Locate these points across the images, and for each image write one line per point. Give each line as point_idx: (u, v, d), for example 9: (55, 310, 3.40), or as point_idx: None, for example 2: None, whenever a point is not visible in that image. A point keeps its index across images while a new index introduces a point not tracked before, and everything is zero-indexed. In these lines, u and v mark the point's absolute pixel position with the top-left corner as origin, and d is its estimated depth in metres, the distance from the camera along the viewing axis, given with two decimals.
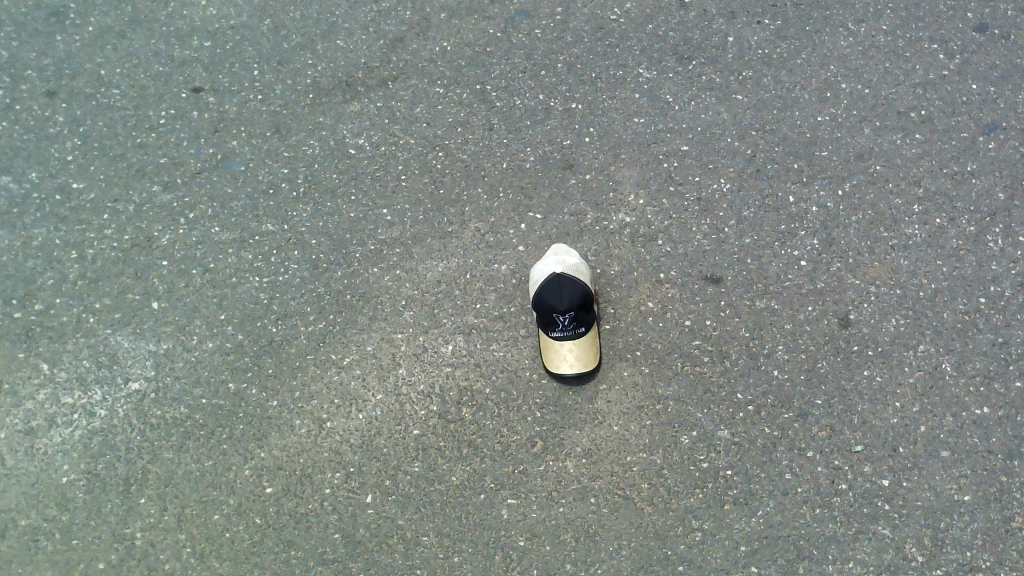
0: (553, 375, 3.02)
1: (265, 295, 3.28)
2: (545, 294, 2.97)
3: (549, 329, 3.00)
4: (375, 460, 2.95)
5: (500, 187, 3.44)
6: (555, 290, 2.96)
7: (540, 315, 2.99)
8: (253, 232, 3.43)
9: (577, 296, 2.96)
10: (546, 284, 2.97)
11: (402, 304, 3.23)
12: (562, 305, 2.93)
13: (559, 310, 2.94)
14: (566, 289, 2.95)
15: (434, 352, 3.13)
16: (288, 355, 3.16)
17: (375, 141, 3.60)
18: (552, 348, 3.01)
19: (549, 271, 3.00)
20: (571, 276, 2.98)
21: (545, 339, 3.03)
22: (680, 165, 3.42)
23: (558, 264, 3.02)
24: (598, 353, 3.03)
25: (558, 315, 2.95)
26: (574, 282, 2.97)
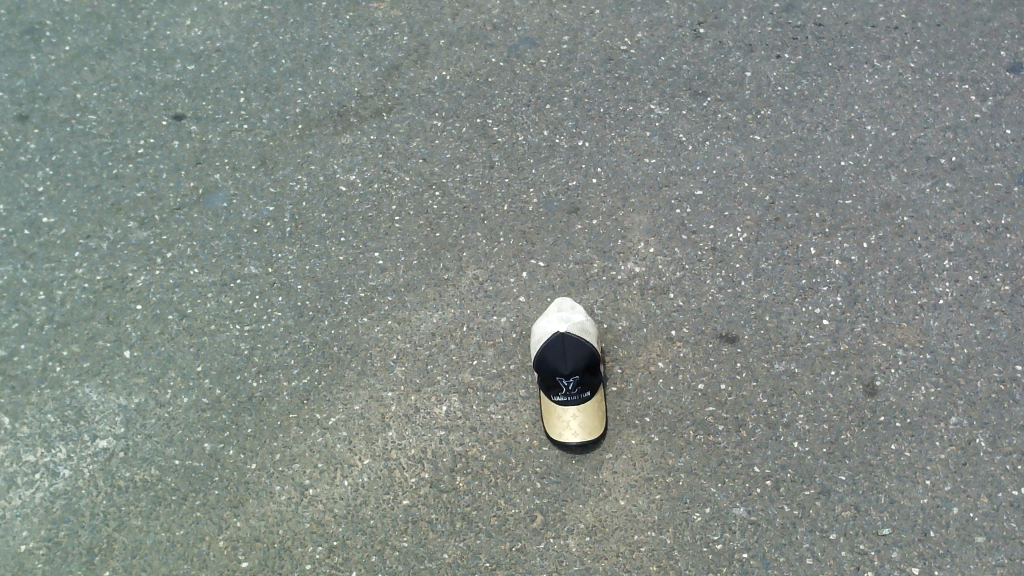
0: (551, 441, 2.81)
1: (246, 345, 3.05)
2: (546, 353, 2.75)
3: (549, 390, 2.79)
4: (360, 533, 2.75)
5: (501, 231, 3.21)
6: (557, 351, 2.73)
7: (540, 375, 2.77)
8: (234, 275, 3.18)
9: (582, 360, 2.73)
10: (547, 343, 2.75)
11: (392, 358, 3.01)
12: (566, 367, 2.72)
13: (561, 372, 2.72)
14: (569, 350, 2.73)
15: (427, 413, 2.91)
16: (269, 413, 2.94)
17: (367, 177, 3.36)
18: (551, 412, 2.79)
19: (552, 330, 2.77)
20: (576, 336, 2.75)
21: (544, 399, 2.82)
22: (694, 211, 3.19)
23: (565, 322, 2.79)
24: (604, 420, 2.81)
25: (560, 377, 2.73)
26: (580, 343, 2.74)
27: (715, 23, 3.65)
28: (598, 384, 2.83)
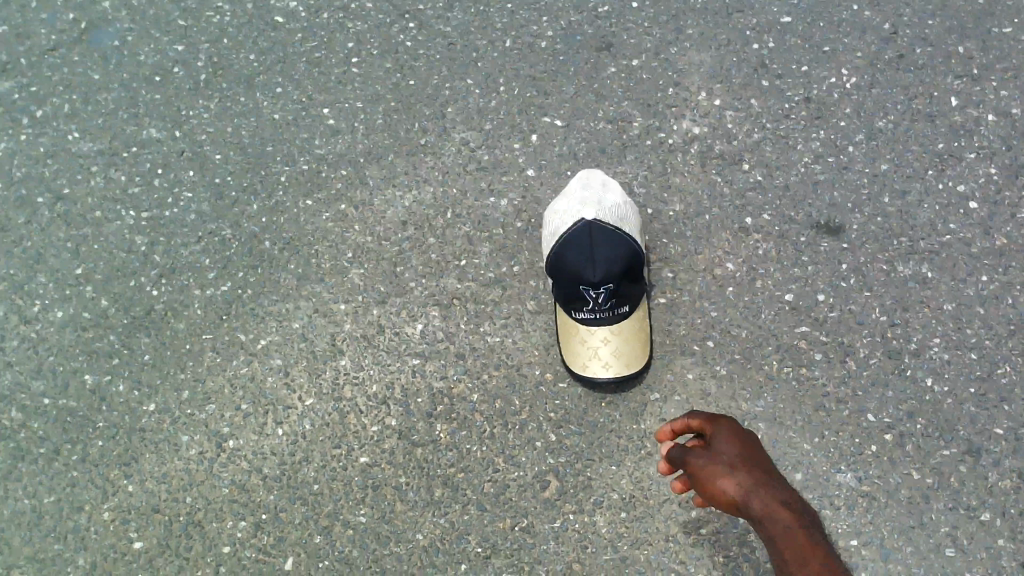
0: (570, 372, 1.96)
1: (144, 239, 2.18)
2: (564, 252, 1.82)
3: (570, 302, 1.89)
4: (299, 504, 1.94)
5: (501, 78, 2.24)
6: (581, 251, 1.80)
7: (556, 281, 1.86)
8: (128, 141, 2.27)
9: (619, 264, 1.80)
10: (567, 239, 1.81)
11: (347, 257, 2.12)
12: (594, 275, 1.79)
13: (588, 283, 1.81)
14: (600, 250, 1.79)
15: (394, 335, 2.05)
16: (175, 333, 2.09)
17: (314, 3, 2.37)
18: (571, 333, 1.92)
19: (574, 219, 1.82)
20: (610, 229, 1.81)
21: (561, 314, 1.93)
22: (779, 45, 2.19)
23: (593, 208, 1.83)
24: (646, 344, 1.94)
25: (585, 288, 1.83)
26: (614, 241, 1.80)
27: None
28: (640, 292, 1.92)
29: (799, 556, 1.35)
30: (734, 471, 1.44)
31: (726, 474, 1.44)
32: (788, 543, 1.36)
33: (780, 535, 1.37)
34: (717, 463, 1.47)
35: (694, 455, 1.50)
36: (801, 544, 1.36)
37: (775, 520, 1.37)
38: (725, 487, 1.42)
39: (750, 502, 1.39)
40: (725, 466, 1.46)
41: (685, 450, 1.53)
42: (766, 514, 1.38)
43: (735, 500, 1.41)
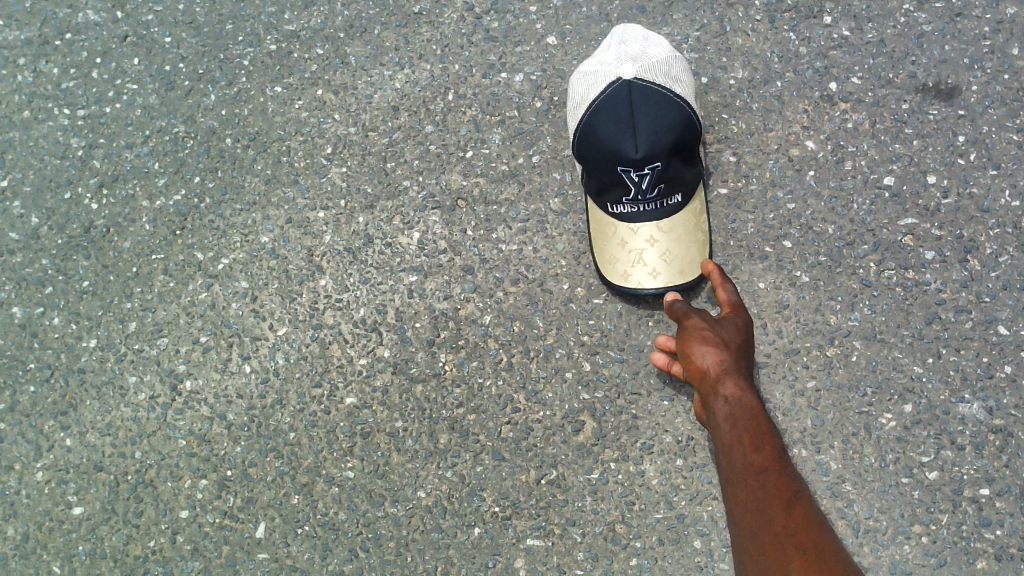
0: (609, 285, 1.53)
1: (81, 141, 1.79)
2: (594, 124, 1.37)
3: (604, 193, 1.44)
4: (272, 456, 1.56)
5: None
6: (616, 120, 1.34)
7: (586, 164, 1.42)
8: (58, 26, 1.86)
9: (668, 135, 1.34)
10: (598, 104, 1.36)
11: (325, 153, 1.71)
12: (634, 149, 1.33)
13: (626, 161, 1.35)
14: (642, 118, 1.34)
15: (386, 246, 1.64)
16: (120, 254, 1.70)
17: None
18: (608, 234, 1.49)
19: (608, 78, 1.37)
20: (656, 90, 1.35)
21: (595, 211, 1.51)
22: None
23: (632, 64, 1.37)
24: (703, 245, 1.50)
25: (622, 169, 1.36)
26: (664, 109, 1.35)
27: None
28: (694, 180, 1.46)
29: (754, 443, 1.20)
30: (721, 345, 1.31)
31: (711, 342, 1.31)
32: (748, 428, 1.22)
33: (740, 419, 1.22)
34: (711, 329, 1.34)
35: (697, 317, 1.36)
36: (763, 439, 1.21)
37: (739, 405, 1.24)
38: (703, 353, 1.31)
39: (722, 380, 1.27)
40: (716, 335, 1.32)
41: (692, 309, 1.39)
42: (731, 399, 1.25)
43: (706, 370, 1.29)
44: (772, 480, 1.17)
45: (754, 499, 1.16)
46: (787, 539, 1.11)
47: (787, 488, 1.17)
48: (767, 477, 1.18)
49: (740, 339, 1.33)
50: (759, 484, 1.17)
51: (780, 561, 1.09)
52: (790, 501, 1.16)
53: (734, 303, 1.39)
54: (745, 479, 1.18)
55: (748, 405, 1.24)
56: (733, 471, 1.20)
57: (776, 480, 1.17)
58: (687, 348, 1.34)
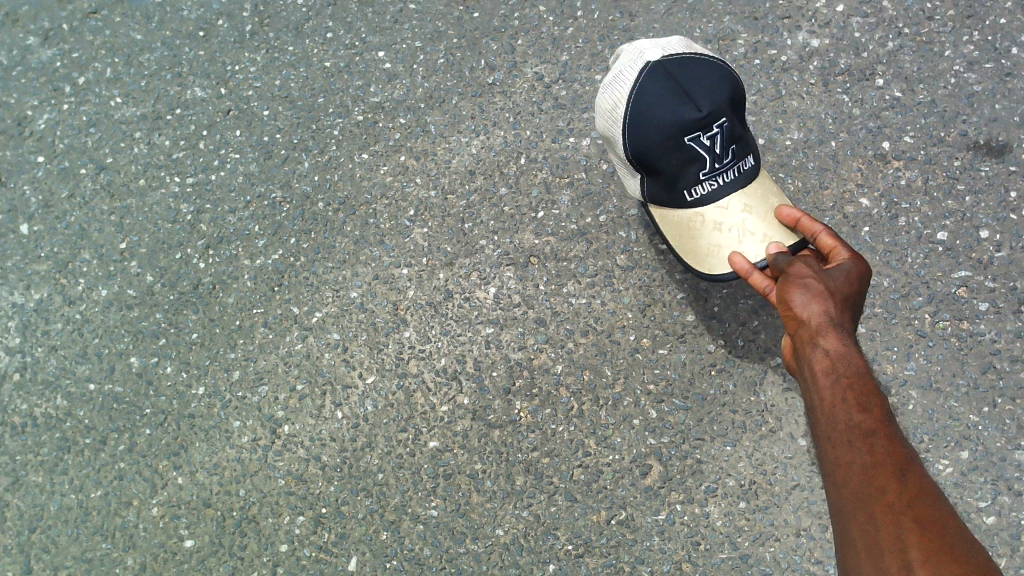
0: (714, 275, 1.52)
1: (190, 206, 1.98)
2: (642, 109, 1.40)
3: (679, 181, 1.45)
4: (362, 494, 1.70)
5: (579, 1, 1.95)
6: (660, 95, 1.38)
7: (649, 158, 1.43)
8: (172, 103, 2.08)
9: (716, 87, 1.39)
10: (639, 90, 1.39)
11: (408, 215, 1.86)
12: (698, 109, 1.37)
13: (692, 125, 1.37)
14: (686, 83, 1.39)
15: (465, 301, 1.78)
16: (224, 309, 1.88)
17: None
18: (699, 227, 1.50)
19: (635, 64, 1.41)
20: (686, 57, 1.42)
21: (675, 214, 1.53)
22: None
23: (654, 45, 1.44)
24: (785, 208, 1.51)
25: (691, 135, 1.39)
26: (703, 72, 1.41)
27: None
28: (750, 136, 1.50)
29: (860, 401, 1.15)
30: (824, 297, 1.29)
31: (814, 294, 1.30)
32: (854, 385, 1.17)
33: (846, 377, 1.19)
34: (813, 279, 1.32)
35: (800, 263, 1.37)
36: (872, 396, 1.16)
37: (843, 361, 1.20)
38: (804, 302, 1.29)
39: (824, 334, 1.24)
40: (822, 285, 1.30)
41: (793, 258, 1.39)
42: (834, 353, 1.22)
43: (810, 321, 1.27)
44: (881, 443, 1.11)
45: (859, 459, 1.10)
46: (899, 502, 1.03)
47: (898, 452, 1.10)
48: (876, 440, 1.11)
49: (846, 290, 1.31)
50: (866, 443, 1.11)
51: (893, 530, 1.01)
52: (905, 468, 1.07)
53: (833, 250, 1.41)
54: (849, 438, 1.12)
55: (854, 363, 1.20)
56: (831, 429, 1.15)
57: (887, 443, 1.11)
58: (788, 294, 1.33)
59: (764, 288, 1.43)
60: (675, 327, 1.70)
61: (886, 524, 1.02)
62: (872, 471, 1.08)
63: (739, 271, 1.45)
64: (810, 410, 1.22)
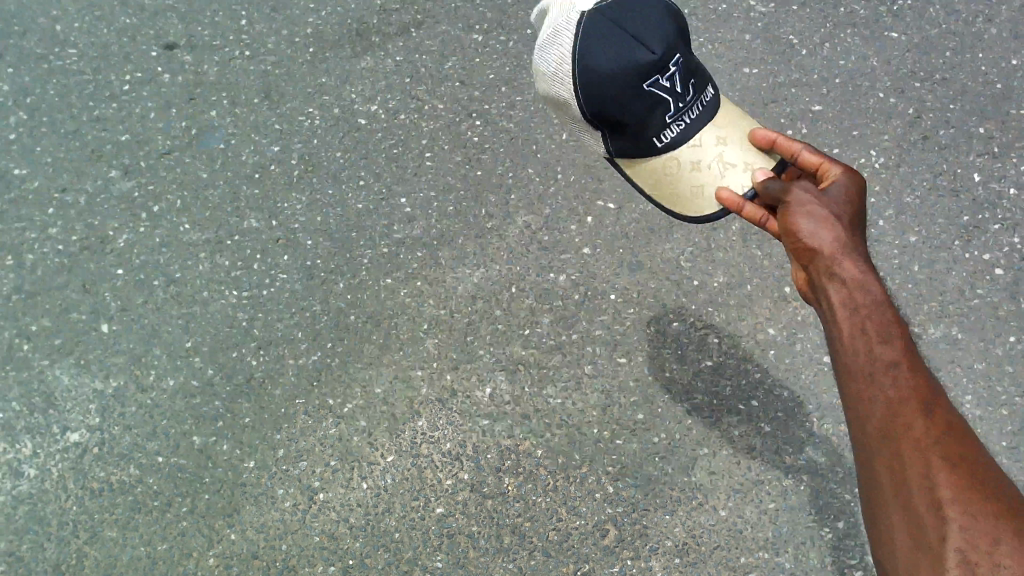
0: (700, 212, 1.81)
1: (245, 315, 2.47)
2: (604, 66, 1.70)
3: (645, 129, 1.76)
4: (382, 549, 2.15)
5: (559, 168, 2.54)
6: (609, 38, 1.71)
7: (614, 112, 1.74)
8: (231, 230, 2.59)
9: (657, 21, 1.72)
10: (599, 44, 1.71)
11: (423, 329, 2.38)
12: (653, 55, 1.69)
13: (649, 68, 1.69)
14: (631, 27, 1.71)
15: (467, 397, 2.28)
16: (272, 398, 2.35)
17: (391, 107, 2.70)
18: (676, 171, 1.81)
19: (583, 20, 1.73)
20: (629, 6, 1.74)
21: (650, 163, 1.82)
22: (811, 132, 2.51)
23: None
24: (749, 137, 1.80)
25: (653, 80, 1.71)
26: (647, 18, 1.73)
27: None
28: (702, 71, 1.83)
29: (883, 340, 1.32)
30: (831, 223, 1.48)
31: (821, 220, 1.49)
32: (873, 323, 1.34)
33: (865, 311, 1.35)
34: (817, 206, 1.52)
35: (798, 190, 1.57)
36: (893, 336, 1.32)
37: (863, 294, 1.37)
38: (814, 233, 1.48)
39: (838, 262, 1.43)
40: (827, 213, 1.50)
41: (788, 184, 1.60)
42: (852, 283, 1.39)
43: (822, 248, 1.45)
44: (904, 379, 1.29)
45: (884, 398, 1.28)
46: (925, 434, 1.23)
47: (923, 389, 1.28)
48: (899, 373, 1.29)
49: (846, 208, 1.52)
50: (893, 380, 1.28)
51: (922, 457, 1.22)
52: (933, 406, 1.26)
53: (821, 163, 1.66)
54: (878, 375, 1.29)
55: (872, 296, 1.37)
56: (856, 363, 1.32)
57: (911, 379, 1.28)
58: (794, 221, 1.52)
59: (754, 212, 1.68)
60: (628, 422, 2.21)
61: (915, 466, 1.22)
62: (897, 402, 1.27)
63: (728, 205, 1.71)
64: (822, 316, 1.43)
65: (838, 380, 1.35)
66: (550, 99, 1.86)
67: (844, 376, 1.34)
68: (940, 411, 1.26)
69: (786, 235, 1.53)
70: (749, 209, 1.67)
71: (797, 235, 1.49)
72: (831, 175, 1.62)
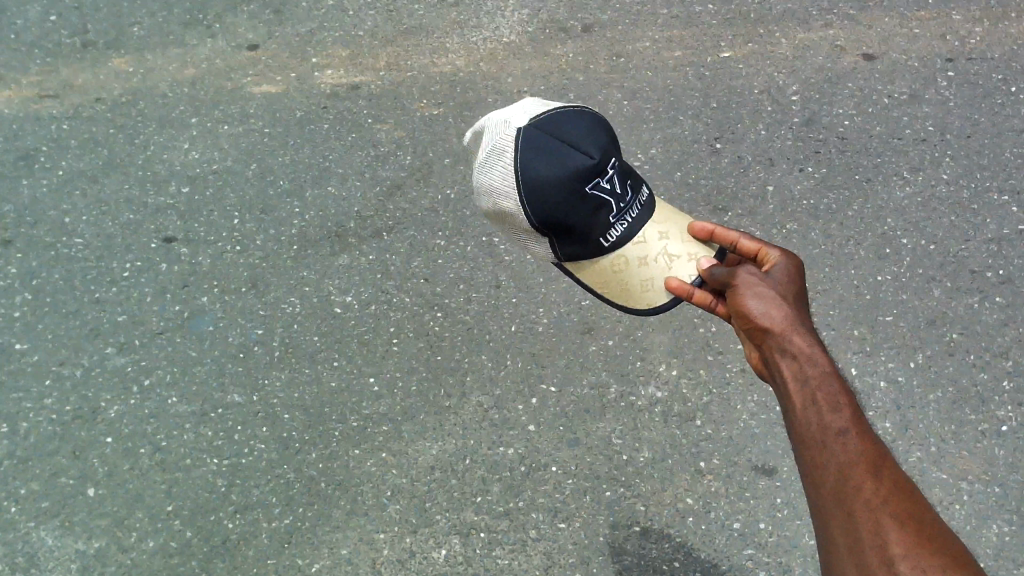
0: (653, 300, 2.01)
1: (224, 481, 2.73)
2: (549, 175, 1.94)
3: (593, 230, 1.98)
4: None
5: (508, 355, 2.95)
6: (550, 151, 1.96)
7: (561, 216, 1.95)
8: (215, 403, 2.90)
9: (588, 134, 1.99)
10: (543, 158, 1.95)
11: (386, 495, 2.67)
12: (589, 162, 1.94)
13: (589, 172, 1.94)
14: (565, 140, 1.97)
15: (424, 558, 2.55)
16: (246, 558, 2.58)
17: (364, 298, 3.12)
18: (623, 267, 2.02)
19: (524, 137, 1.98)
20: (561, 124, 2.01)
21: (597, 262, 2.03)
22: (719, 330, 2.95)
23: (519, 116, 2.05)
24: (687, 231, 2.06)
25: (594, 183, 1.95)
26: (579, 130, 1.99)
27: (733, 138, 3.46)
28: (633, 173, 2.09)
29: (832, 407, 1.48)
30: (777, 304, 1.72)
31: (769, 303, 1.73)
32: (821, 393, 1.51)
33: (813, 381, 1.54)
34: (763, 288, 1.77)
35: (747, 276, 1.82)
36: (840, 403, 1.48)
37: (811, 367, 1.57)
38: (764, 313, 1.71)
39: (787, 341, 1.64)
40: (774, 296, 1.74)
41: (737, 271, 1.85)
42: (801, 360, 1.59)
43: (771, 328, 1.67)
44: (853, 440, 1.44)
45: (837, 457, 1.43)
46: (874, 494, 1.37)
47: (871, 448, 1.43)
48: (848, 440, 1.44)
49: (789, 292, 1.76)
50: (842, 440, 1.44)
51: (870, 502, 1.36)
52: (879, 462, 1.41)
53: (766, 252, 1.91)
54: (829, 436, 1.45)
55: (819, 367, 1.56)
56: (809, 431, 1.48)
57: (859, 443, 1.43)
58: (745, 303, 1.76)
59: (700, 295, 1.94)
60: None
61: (864, 520, 1.35)
62: (847, 459, 1.42)
63: (677, 291, 1.96)
64: (778, 389, 1.62)
65: (795, 445, 1.51)
66: (495, 215, 2.07)
67: (800, 440, 1.50)
68: (886, 465, 1.40)
69: (739, 315, 1.76)
70: (698, 295, 1.92)
71: (749, 314, 1.72)
72: (770, 259, 1.90)
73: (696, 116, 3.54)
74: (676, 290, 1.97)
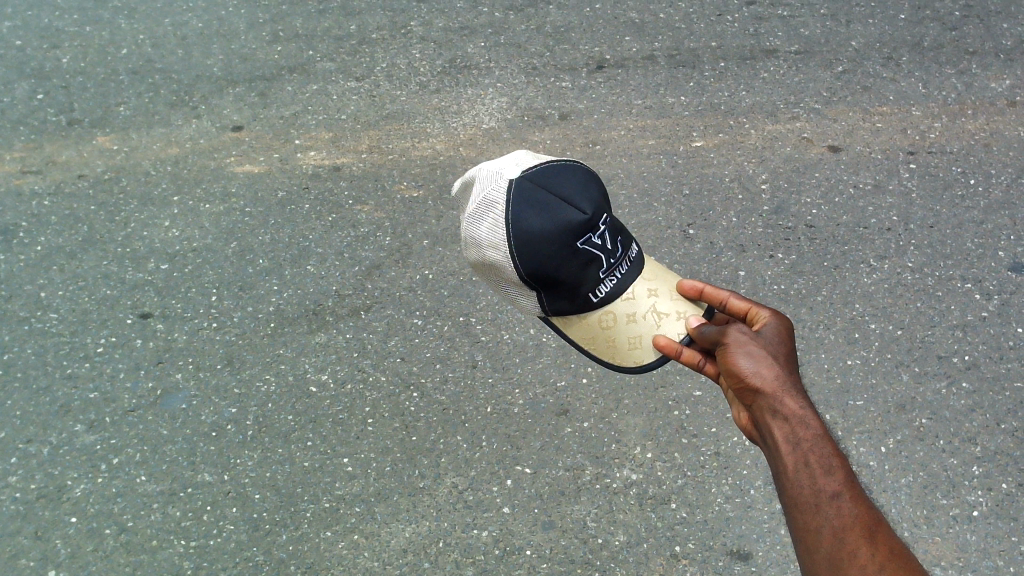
0: (640, 360, 1.86)
1: (191, 563, 2.67)
2: (538, 229, 1.78)
3: (582, 285, 1.81)
4: None
5: (484, 436, 2.94)
6: (541, 203, 1.79)
7: (551, 270, 1.79)
8: (185, 483, 2.85)
9: (582, 186, 1.82)
10: (532, 210, 1.79)
11: None
12: (582, 216, 1.78)
13: (582, 227, 1.77)
14: (558, 192, 1.81)
15: None
16: None
17: (340, 377, 3.11)
18: (612, 324, 1.86)
19: (511, 188, 1.82)
20: (554, 174, 1.84)
21: (585, 318, 1.87)
22: (693, 412, 2.97)
23: (512, 164, 1.89)
24: (677, 288, 1.91)
25: (586, 238, 1.79)
26: (572, 182, 1.83)
27: (705, 224, 3.55)
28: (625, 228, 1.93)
29: (825, 470, 1.43)
30: (768, 362, 1.64)
31: (759, 360, 1.64)
32: (814, 456, 1.45)
33: (805, 444, 1.47)
34: (753, 346, 1.68)
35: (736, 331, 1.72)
36: (833, 466, 1.43)
37: (803, 429, 1.50)
38: (755, 371, 1.62)
39: (778, 400, 1.57)
40: (764, 353, 1.66)
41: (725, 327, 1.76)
42: (793, 421, 1.52)
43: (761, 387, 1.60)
44: (847, 506, 1.39)
45: (831, 525, 1.38)
46: (870, 561, 1.33)
47: (865, 515, 1.38)
48: (843, 504, 1.39)
49: (779, 350, 1.69)
50: (836, 506, 1.39)
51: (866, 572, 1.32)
52: (874, 529, 1.36)
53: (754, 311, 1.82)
54: (822, 502, 1.40)
55: (811, 430, 1.49)
56: (802, 495, 1.43)
57: (853, 508, 1.39)
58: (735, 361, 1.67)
59: (692, 355, 1.81)
60: None
61: None
62: (841, 526, 1.37)
63: (666, 350, 1.83)
64: (767, 450, 1.55)
65: (785, 509, 1.45)
66: (481, 265, 1.90)
67: (791, 505, 1.44)
68: (882, 532, 1.36)
69: (728, 372, 1.67)
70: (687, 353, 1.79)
71: (739, 372, 1.63)
72: (760, 319, 1.80)
73: (669, 203, 3.64)
74: (666, 350, 1.83)
